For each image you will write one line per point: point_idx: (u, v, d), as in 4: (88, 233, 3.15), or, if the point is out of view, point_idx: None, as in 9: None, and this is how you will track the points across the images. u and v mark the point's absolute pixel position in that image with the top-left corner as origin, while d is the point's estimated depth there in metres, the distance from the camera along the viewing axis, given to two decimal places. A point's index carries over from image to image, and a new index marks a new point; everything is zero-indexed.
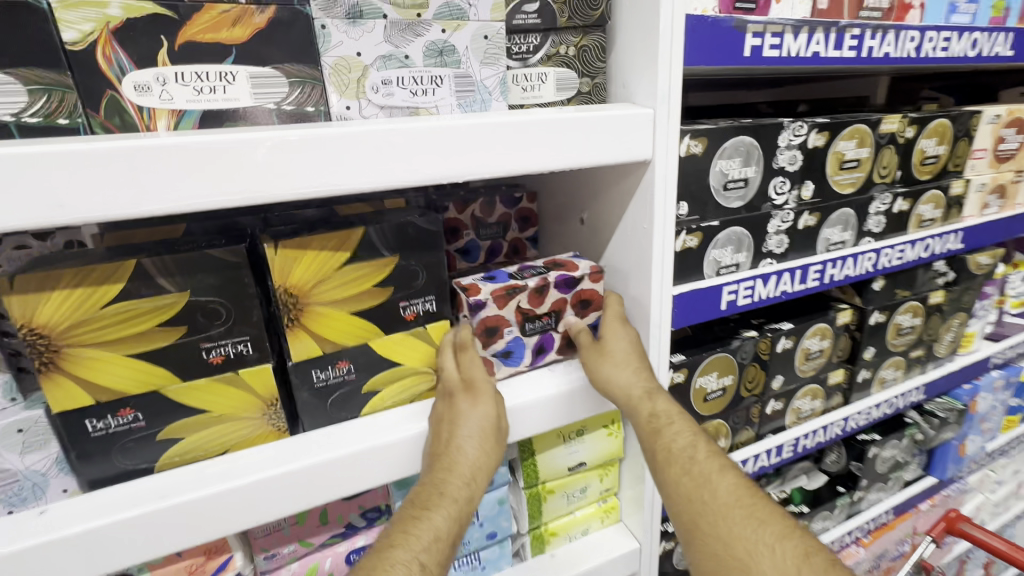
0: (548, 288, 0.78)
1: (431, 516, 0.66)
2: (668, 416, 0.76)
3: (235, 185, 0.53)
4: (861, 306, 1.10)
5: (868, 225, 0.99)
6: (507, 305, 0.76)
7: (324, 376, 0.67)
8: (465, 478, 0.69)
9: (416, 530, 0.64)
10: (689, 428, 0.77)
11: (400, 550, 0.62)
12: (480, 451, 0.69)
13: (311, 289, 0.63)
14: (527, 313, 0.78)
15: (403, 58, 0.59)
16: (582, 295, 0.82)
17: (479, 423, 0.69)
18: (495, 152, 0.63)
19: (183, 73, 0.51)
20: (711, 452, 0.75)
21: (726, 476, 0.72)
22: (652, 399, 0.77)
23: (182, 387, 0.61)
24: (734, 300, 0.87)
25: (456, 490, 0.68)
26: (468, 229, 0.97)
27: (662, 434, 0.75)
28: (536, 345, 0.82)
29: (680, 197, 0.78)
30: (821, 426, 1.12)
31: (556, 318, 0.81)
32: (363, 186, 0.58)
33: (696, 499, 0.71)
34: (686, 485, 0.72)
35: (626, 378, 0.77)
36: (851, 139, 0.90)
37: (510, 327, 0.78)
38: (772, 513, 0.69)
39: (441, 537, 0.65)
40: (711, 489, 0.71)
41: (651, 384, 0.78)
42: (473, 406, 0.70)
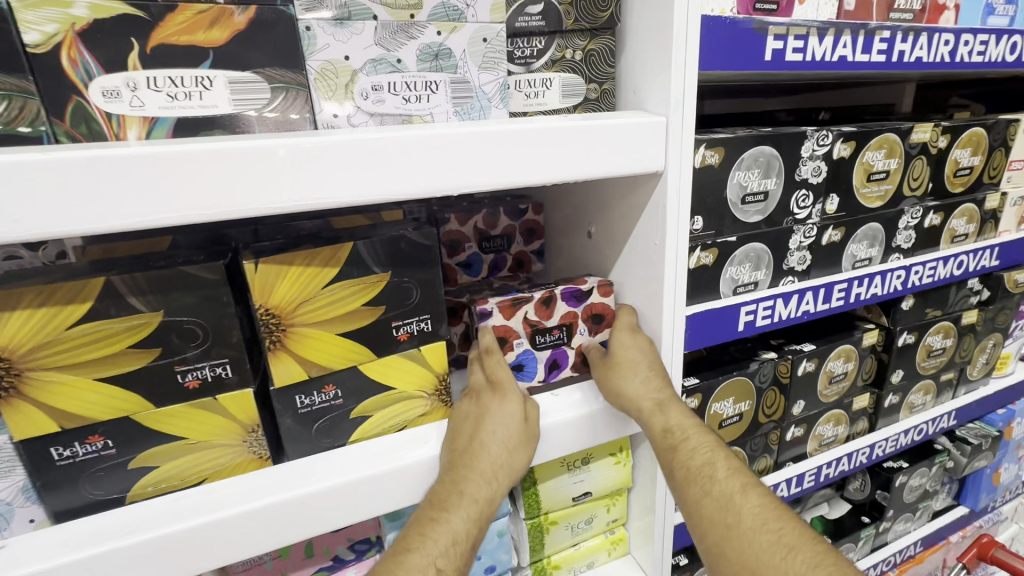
0: (556, 300, 0.76)
1: (449, 518, 0.62)
2: (683, 431, 0.71)
3: (212, 198, 0.49)
4: (888, 326, 1.03)
5: (897, 240, 0.93)
6: (514, 315, 0.73)
7: (309, 401, 0.62)
8: (486, 476, 0.65)
9: (432, 533, 0.61)
10: (708, 443, 0.71)
11: (416, 554, 0.59)
12: (503, 450, 0.67)
13: (295, 308, 0.58)
14: (536, 325, 0.75)
15: (395, 63, 0.55)
16: (594, 309, 0.79)
17: (505, 422, 0.67)
18: (494, 163, 0.59)
19: (156, 78, 0.48)
20: (733, 468, 0.68)
21: (750, 496, 0.65)
22: (664, 412, 0.71)
23: (155, 412, 0.56)
24: (753, 320, 0.81)
25: (476, 491, 0.64)
26: (471, 242, 0.92)
27: (677, 451, 0.70)
28: (549, 360, 0.78)
29: (694, 211, 0.72)
30: (844, 454, 1.05)
31: (567, 332, 0.78)
32: (351, 199, 0.54)
33: (719, 523, 0.65)
34: (707, 507, 0.66)
35: (638, 390, 0.72)
36: (880, 149, 0.84)
37: (519, 339, 0.75)
38: (804, 538, 0.61)
39: (459, 539, 0.62)
40: (734, 512, 0.65)
41: (665, 395, 0.72)
42: (500, 404, 0.69)
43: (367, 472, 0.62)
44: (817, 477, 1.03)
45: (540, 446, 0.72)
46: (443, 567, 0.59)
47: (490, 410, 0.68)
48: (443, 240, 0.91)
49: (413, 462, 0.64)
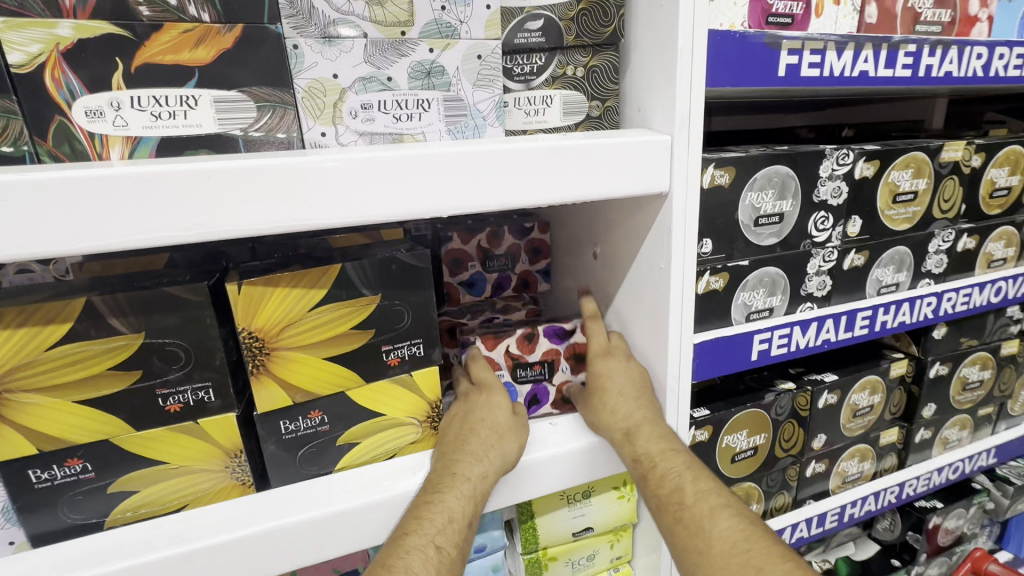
0: (538, 336, 0.75)
1: (444, 498, 0.59)
2: (653, 458, 0.66)
3: (193, 219, 0.48)
4: (918, 356, 0.96)
5: (927, 265, 0.87)
6: (496, 346, 0.74)
7: (294, 427, 0.60)
8: (476, 453, 0.63)
9: (427, 514, 0.58)
10: (678, 465, 0.66)
11: (414, 534, 0.57)
12: (493, 433, 0.65)
13: (280, 332, 0.56)
14: (517, 359, 0.75)
15: (385, 81, 0.54)
16: (577, 348, 0.78)
17: (494, 414, 0.67)
18: (489, 183, 0.56)
19: (140, 97, 0.47)
20: (703, 490, 0.64)
21: (720, 519, 0.61)
22: (633, 442, 0.67)
23: (136, 436, 0.55)
24: (767, 349, 0.76)
25: (468, 469, 0.62)
26: (474, 261, 0.90)
27: (647, 480, 0.65)
28: (529, 395, 0.77)
29: (703, 233, 0.69)
30: (871, 493, 0.98)
31: (549, 369, 0.77)
32: (338, 221, 0.53)
33: (692, 549, 0.62)
34: (681, 534, 0.63)
35: (608, 416, 0.69)
36: (906, 168, 0.79)
37: (500, 371, 0.75)
38: (772, 557, 0.58)
39: (456, 517, 0.59)
40: (705, 538, 0.61)
41: (636, 420, 0.68)
42: (489, 398, 0.69)
43: (351, 504, 0.59)
44: (840, 518, 0.96)
45: (536, 479, 0.68)
46: (442, 546, 0.57)
47: (478, 403, 0.68)
48: (444, 260, 0.88)
49: (399, 493, 0.61)
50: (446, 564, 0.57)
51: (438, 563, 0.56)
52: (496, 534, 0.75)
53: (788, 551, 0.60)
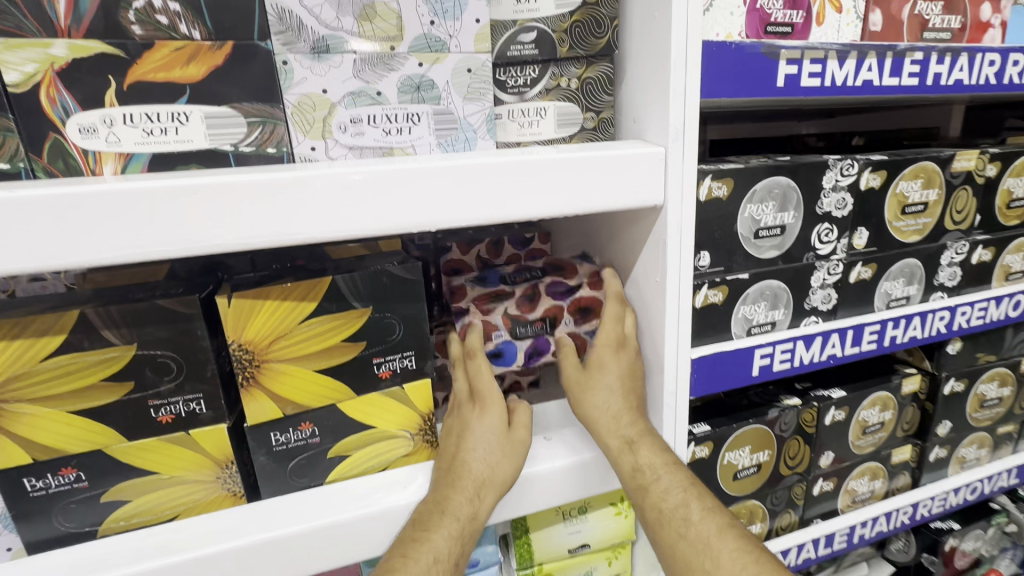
0: (537, 295, 0.72)
1: (431, 537, 0.58)
2: (655, 471, 0.65)
3: (180, 233, 0.48)
4: (932, 372, 0.93)
5: (939, 278, 0.84)
6: (490, 308, 0.72)
7: (284, 439, 0.60)
8: (464, 491, 0.62)
9: (415, 551, 0.57)
10: (681, 481, 0.65)
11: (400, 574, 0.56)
12: (485, 467, 0.63)
13: (270, 344, 0.57)
14: (516, 319, 0.72)
15: (375, 95, 0.54)
16: (581, 301, 0.74)
17: (486, 436, 0.65)
18: (479, 196, 0.56)
19: (132, 114, 0.48)
20: (708, 508, 0.64)
21: (727, 538, 0.62)
22: (633, 451, 0.66)
23: (128, 446, 0.56)
24: (769, 364, 0.74)
25: (457, 507, 0.60)
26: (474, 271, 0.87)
27: (647, 492, 0.64)
28: (530, 349, 0.73)
29: (700, 245, 0.67)
30: (883, 514, 0.94)
31: (551, 324, 0.73)
32: (327, 235, 0.53)
33: (696, 567, 0.61)
34: (683, 551, 0.63)
35: (603, 420, 0.68)
36: (915, 178, 0.77)
37: (497, 331, 0.71)
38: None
39: (442, 559, 0.58)
40: (712, 557, 0.61)
41: (638, 431, 0.68)
42: (484, 416, 0.67)
43: (339, 517, 0.59)
44: (850, 539, 0.93)
45: (528, 494, 0.67)
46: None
47: (474, 421, 0.66)
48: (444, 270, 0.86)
49: (388, 508, 0.61)
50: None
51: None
52: (490, 549, 0.74)
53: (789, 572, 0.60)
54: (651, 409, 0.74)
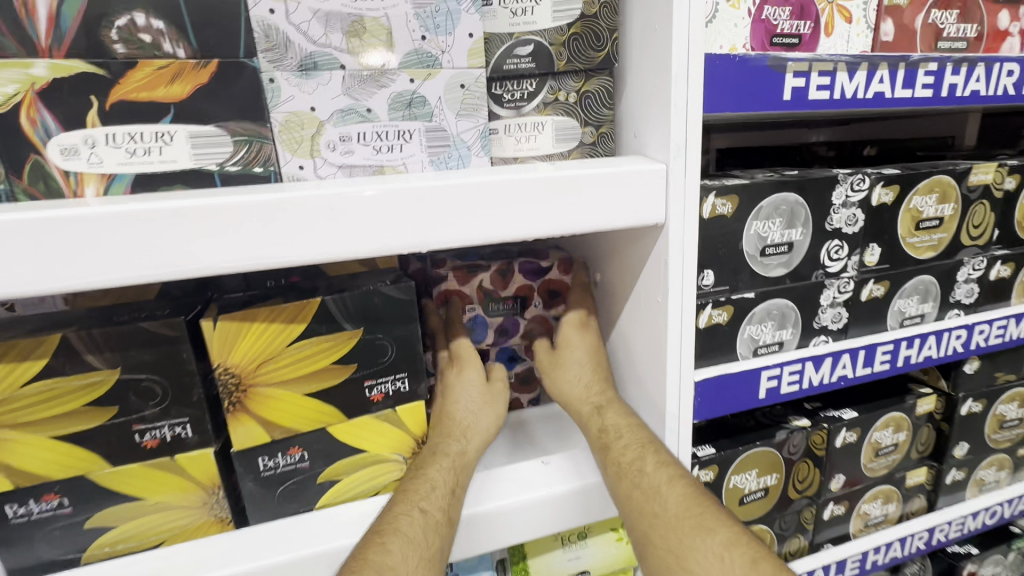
0: (512, 272, 0.78)
1: (426, 471, 0.62)
2: (619, 430, 0.67)
3: (162, 257, 0.47)
4: (948, 392, 0.89)
5: (955, 295, 0.81)
6: (467, 282, 0.77)
7: (273, 464, 0.59)
8: (453, 431, 0.67)
9: (412, 486, 0.61)
10: (640, 439, 0.66)
11: (401, 505, 0.59)
12: (469, 410, 0.69)
13: (257, 367, 0.55)
14: (489, 293, 0.78)
15: (365, 112, 0.53)
16: (550, 284, 0.80)
17: (468, 392, 0.70)
18: (472, 216, 0.54)
19: (115, 134, 0.47)
20: (662, 461, 0.64)
21: (677, 486, 0.62)
22: (601, 415, 0.70)
23: (112, 471, 0.55)
24: (776, 386, 0.71)
25: (447, 445, 0.65)
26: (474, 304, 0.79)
27: (610, 447, 0.66)
28: (500, 327, 0.81)
29: (703, 264, 0.65)
30: (897, 539, 0.91)
31: (521, 304, 0.80)
32: (314, 258, 0.51)
33: (646, 513, 0.61)
34: (637, 500, 0.61)
35: (577, 392, 0.73)
36: (930, 193, 0.74)
37: (471, 305, 0.79)
38: (721, 520, 0.60)
39: (439, 486, 0.60)
40: (661, 502, 0.61)
41: (607, 397, 0.72)
42: (463, 369, 0.72)
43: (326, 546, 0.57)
44: (862, 565, 0.89)
45: (525, 522, 0.64)
46: (427, 510, 0.58)
47: (455, 376, 0.71)
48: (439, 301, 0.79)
49: None
50: (433, 527, 0.57)
51: (424, 526, 0.57)
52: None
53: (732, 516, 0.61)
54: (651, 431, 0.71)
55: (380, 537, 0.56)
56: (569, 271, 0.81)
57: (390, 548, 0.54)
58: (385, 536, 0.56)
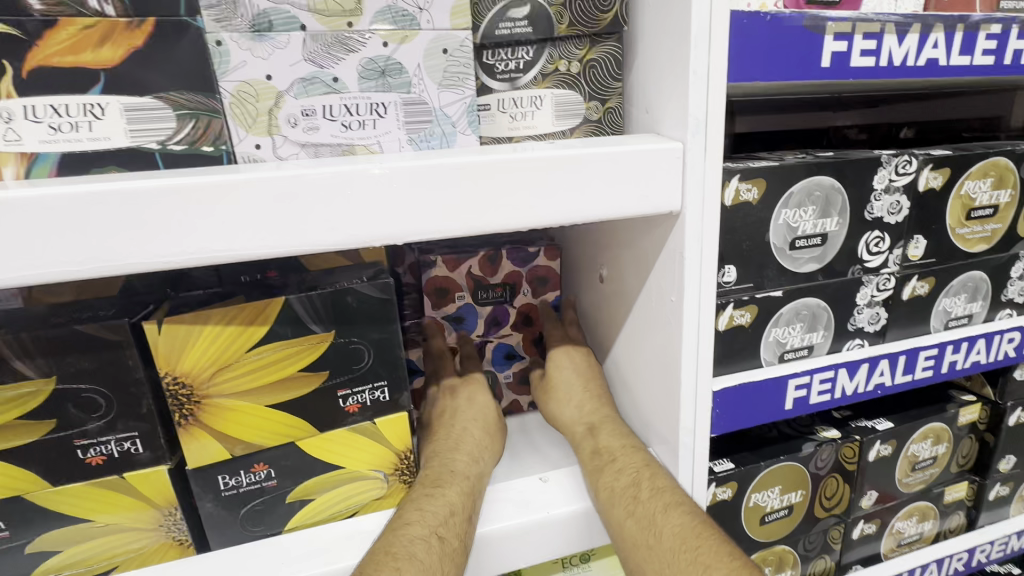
0: (500, 259, 0.75)
1: (445, 492, 0.56)
2: (613, 452, 0.62)
3: (86, 248, 0.39)
4: (994, 400, 0.80)
5: (1008, 292, 0.72)
6: (457, 268, 0.74)
7: (235, 482, 0.53)
8: (473, 453, 0.63)
9: (428, 505, 0.54)
10: (637, 461, 0.60)
11: (417, 525, 0.52)
12: (489, 436, 0.67)
13: (214, 374, 0.49)
14: (478, 281, 0.75)
15: (331, 82, 0.45)
16: (538, 271, 0.78)
17: (475, 412, 0.68)
18: (457, 203, 0.46)
19: (35, 106, 0.40)
20: (659, 487, 0.57)
21: (673, 515, 0.54)
22: (594, 435, 0.65)
23: (53, 492, 0.49)
24: (804, 397, 0.63)
25: (466, 468, 0.60)
26: (463, 292, 0.76)
27: (603, 471, 0.60)
28: (490, 317, 0.78)
29: (724, 258, 0.57)
30: (934, 560, 0.82)
31: (510, 292, 0.77)
32: (271, 250, 0.43)
33: (639, 545, 0.54)
34: (630, 531, 0.55)
35: (569, 415, 0.69)
36: (984, 177, 0.65)
37: (461, 292, 0.75)
38: (722, 554, 0.51)
39: (458, 512, 0.54)
40: (655, 533, 0.54)
41: (598, 417, 0.68)
42: (475, 395, 0.70)
43: None
44: None
45: (521, 550, 0.56)
46: (445, 538, 0.52)
47: (465, 402, 0.69)
48: (427, 289, 0.75)
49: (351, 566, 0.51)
50: (450, 556, 0.51)
51: (441, 554, 0.50)
52: None
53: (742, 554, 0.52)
54: (663, 447, 0.64)
55: (393, 562, 0.49)
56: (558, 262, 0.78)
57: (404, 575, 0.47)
58: (400, 560, 0.49)
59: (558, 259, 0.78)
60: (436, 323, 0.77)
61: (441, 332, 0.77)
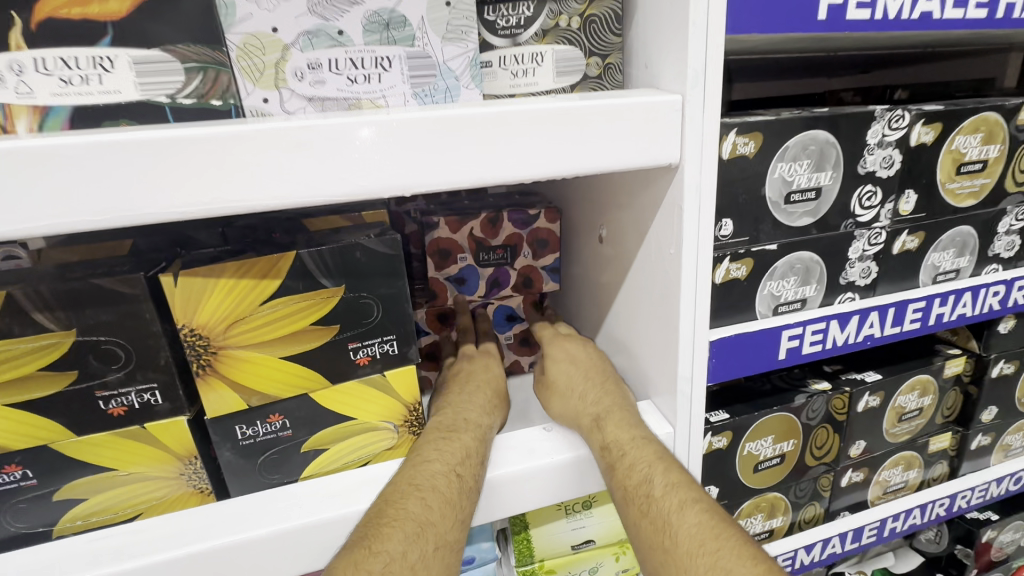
0: (501, 220, 0.76)
1: (459, 437, 0.58)
2: (622, 446, 0.59)
3: (104, 198, 0.40)
4: (979, 353, 0.83)
5: (994, 248, 0.74)
6: (459, 229, 0.75)
7: (252, 432, 0.55)
8: (484, 408, 0.64)
9: (445, 446, 0.56)
10: (649, 453, 0.58)
11: (436, 462, 0.54)
12: (497, 396, 0.68)
13: (228, 329, 0.51)
14: (480, 242, 0.77)
15: (336, 35, 0.46)
16: (539, 233, 0.78)
17: (484, 376, 0.70)
18: (461, 155, 0.47)
19: (45, 59, 0.40)
20: (673, 482, 0.56)
21: (689, 515, 0.54)
22: (603, 428, 0.61)
23: (77, 441, 0.51)
24: (797, 347, 0.66)
25: (477, 418, 0.62)
26: (464, 253, 0.77)
27: (615, 469, 0.57)
28: (491, 279, 0.80)
29: (722, 212, 0.58)
30: (916, 506, 0.87)
31: (511, 254, 0.79)
32: (282, 202, 0.44)
33: (657, 547, 0.54)
34: (647, 532, 0.55)
35: (573, 408, 0.65)
36: (975, 132, 0.66)
37: (463, 254, 0.77)
38: (742, 557, 0.50)
39: (472, 454, 0.56)
40: (670, 536, 0.53)
41: (604, 408, 0.64)
42: (491, 365, 0.72)
43: (313, 519, 0.52)
44: (879, 532, 0.86)
45: (529, 492, 0.59)
46: (463, 475, 0.54)
47: (481, 367, 0.71)
48: (430, 250, 0.76)
49: (364, 510, 0.54)
50: (467, 492, 0.53)
51: (460, 488, 0.53)
52: (485, 546, 0.69)
53: (762, 551, 0.52)
54: (663, 398, 0.66)
55: (417, 492, 0.51)
56: (558, 224, 0.79)
57: (429, 503, 0.51)
58: (424, 491, 0.52)
59: (558, 221, 0.79)
60: (439, 285, 0.78)
61: (443, 294, 0.79)
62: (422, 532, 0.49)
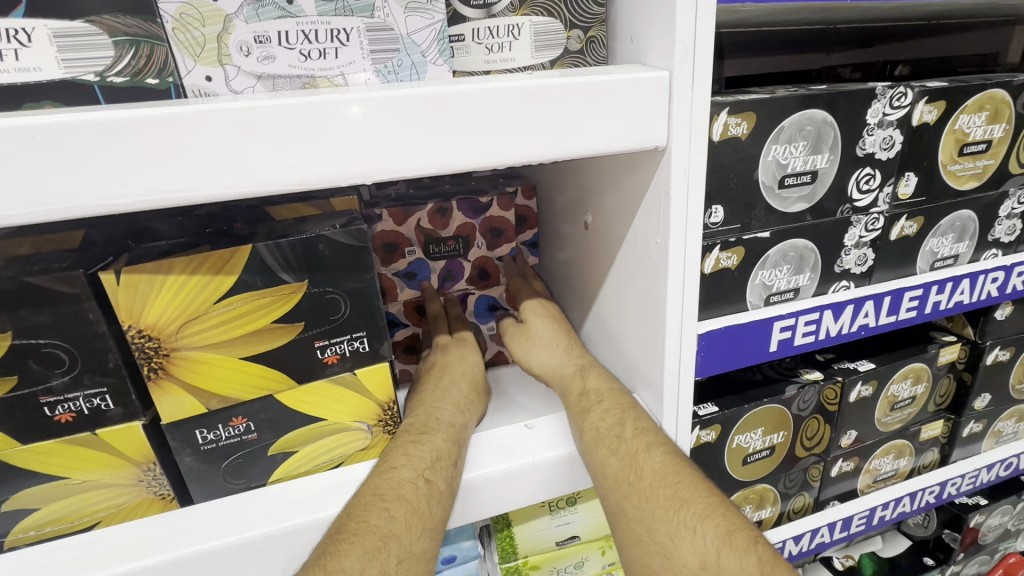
0: (450, 210, 0.73)
1: (430, 439, 0.56)
2: (599, 394, 0.62)
3: (17, 189, 0.36)
4: (974, 339, 0.81)
5: (995, 232, 0.71)
6: (404, 222, 0.72)
7: (214, 436, 0.52)
8: (459, 405, 0.62)
9: (413, 450, 0.54)
10: (623, 402, 0.61)
11: (403, 468, 0.52)
12: (474, 390, 0.66)
13: (179, 329, 0.47)
14: (429, 234, 0.74)
15: (284, 3, 0.41)
16: (493, 221, 0.76)
17: (460, 365, 0.69)
18: (427, 139, 0.43)
19: None
20: (642, 428, 0.57)
21: (654, 454, 0.55)
22: (584, 376, 0.66)
23: (24, 450, 0.47)
24: (789, 339, 0.63)
25: (450, 417, 0.59)
26: (413, 246, 0.74)
27: (588, 412, 0.60)
28: (444, 271, 0.77)
29: (712, 198, 0.55)
30: (905, 494, 0.86)
31: (464, 244, 0.76)
32: (228, 193, 0.40)
33: (621, 482, 0.54)
34: (612, 470, 0.54)
35: (556, 359, 0.70)
36: (979, 111, 0.62)
37: (411, 247, 0.74)
38: (698, 489, 0.52)
39: (443, 456, 0.53)
40: (635, 470, 0.54)
41: (588, 360, 0.69)
42: (465, 353, 0.71)
43: (277, 527, 0.49)
44: (868, 521, 0.85)
45: (509, 494, 0.56)
46: (431, 480, 0.51)
47: (457, 359, 0.70)
48: (375, 245, 0.73)
49: (333, 516, 0.51)
50: (437, 497, 0.51)
51: (428, 494, 0.50)
52: (467, 544, 0.67)
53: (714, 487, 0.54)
54: (648, 393, 0.63)
55: (381, 502, 0.49)
56: (513, 211, 0.77)
57: (393, 514, 0.48)
58: (388, 500, 0.49)
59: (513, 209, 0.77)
60: (389, 281, 0.75)
61: (394, 291, 0.76)
62: (383, 544, 0.47)
